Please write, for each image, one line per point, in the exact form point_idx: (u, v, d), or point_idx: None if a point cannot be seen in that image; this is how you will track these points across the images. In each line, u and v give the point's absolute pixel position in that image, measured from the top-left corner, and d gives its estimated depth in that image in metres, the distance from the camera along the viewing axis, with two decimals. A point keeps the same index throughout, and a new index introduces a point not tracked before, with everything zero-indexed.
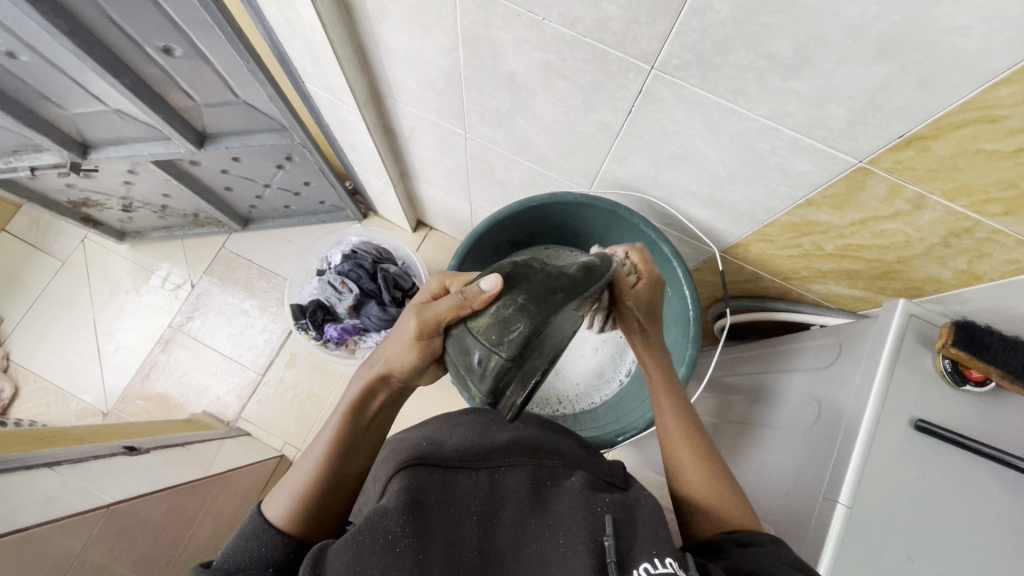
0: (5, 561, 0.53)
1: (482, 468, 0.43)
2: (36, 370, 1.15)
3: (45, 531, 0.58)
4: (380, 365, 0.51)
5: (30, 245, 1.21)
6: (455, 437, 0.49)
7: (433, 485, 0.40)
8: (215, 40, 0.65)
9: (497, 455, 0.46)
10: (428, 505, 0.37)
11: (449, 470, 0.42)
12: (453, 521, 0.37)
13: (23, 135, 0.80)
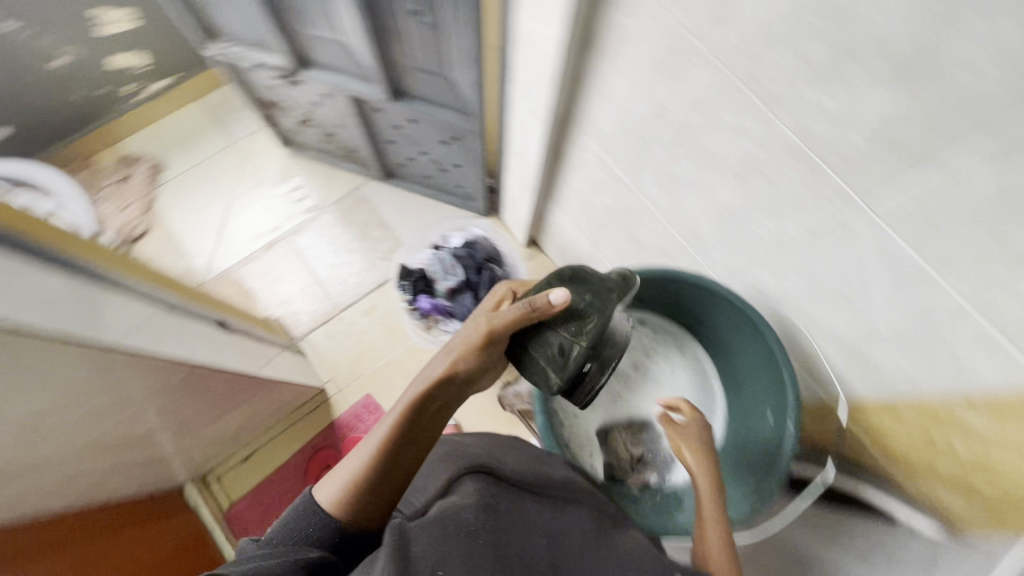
0: (108, 371, 0.59)
1: (533, 481, 0.58)
2: (167, 220, 1.28)
3: (142, 361, 0.63)
4: (444, 368, 0.57)
5: (213, 119, 1.36)
6: (506, 456, 0.62)
7: (491, 492, 0.52)
8: (460, 22, 0.72)
9: (541, 492, 0.57)
10: (486, 508, 0.49)
11: (503, 484, 0.55)
12: (511, 512, 0.50)
13: (266, 33, 0.91)
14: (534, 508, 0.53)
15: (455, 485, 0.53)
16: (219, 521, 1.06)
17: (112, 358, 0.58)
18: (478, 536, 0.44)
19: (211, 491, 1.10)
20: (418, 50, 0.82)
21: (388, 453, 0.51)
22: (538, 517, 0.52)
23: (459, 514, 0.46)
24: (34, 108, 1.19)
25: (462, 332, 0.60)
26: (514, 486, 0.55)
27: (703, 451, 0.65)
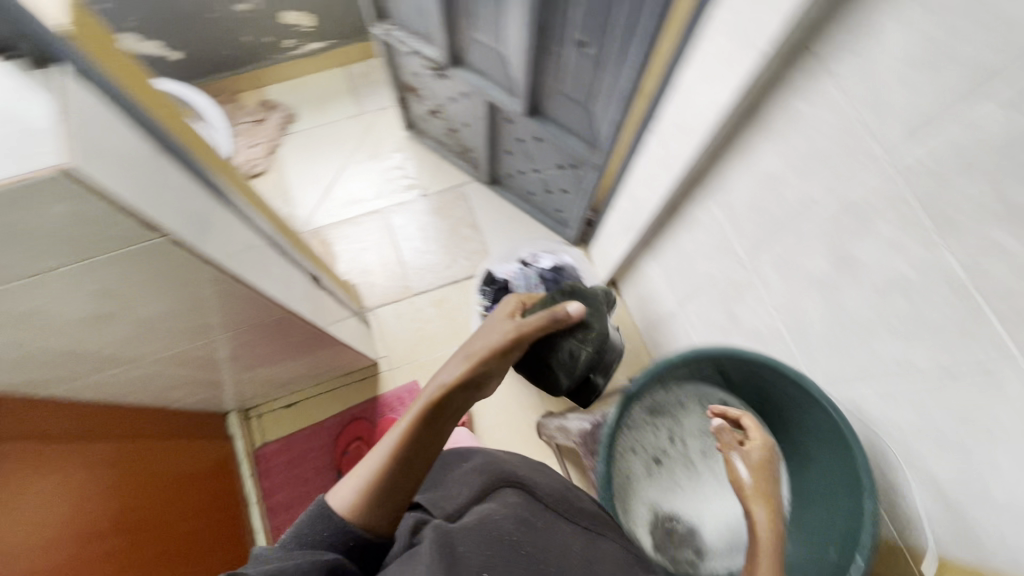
0: (225, 298, 0.61)
1: (568, 505, 0.61)
2: (285, 168, 1.37)
3: (257, 298, 0.65)
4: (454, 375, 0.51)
5: (351, 87, 1.45)
6: (539, 477, 0.65)
7: (527, 507, 0.57)
8: (624, 63, 0.73)
9: (575, 513, 0.61)
10: (522, 521, 0.53)
11: (539, 500, 0.59)
12: (545, 529, 0.55)
13: (432, 26, 0.95)
14: (564, 523, 0.58)
15: (495, 493, 0.59)
16: (248, 457, 1.11)
17: (234, 290, 0.60)
18: (513, 546, 0.50)
19: (249, 426, 1.14)
20: (571, 79, 0.84)
21: (395, 462, 0.49)
22: (570, 539, 0.56)
23: (496, 526, 0.51)
24: (205, 40, 1.28)
25: (479, 339, 0.55)
26: (549, 504, 0.60)
27: (760, 459, 0.55)
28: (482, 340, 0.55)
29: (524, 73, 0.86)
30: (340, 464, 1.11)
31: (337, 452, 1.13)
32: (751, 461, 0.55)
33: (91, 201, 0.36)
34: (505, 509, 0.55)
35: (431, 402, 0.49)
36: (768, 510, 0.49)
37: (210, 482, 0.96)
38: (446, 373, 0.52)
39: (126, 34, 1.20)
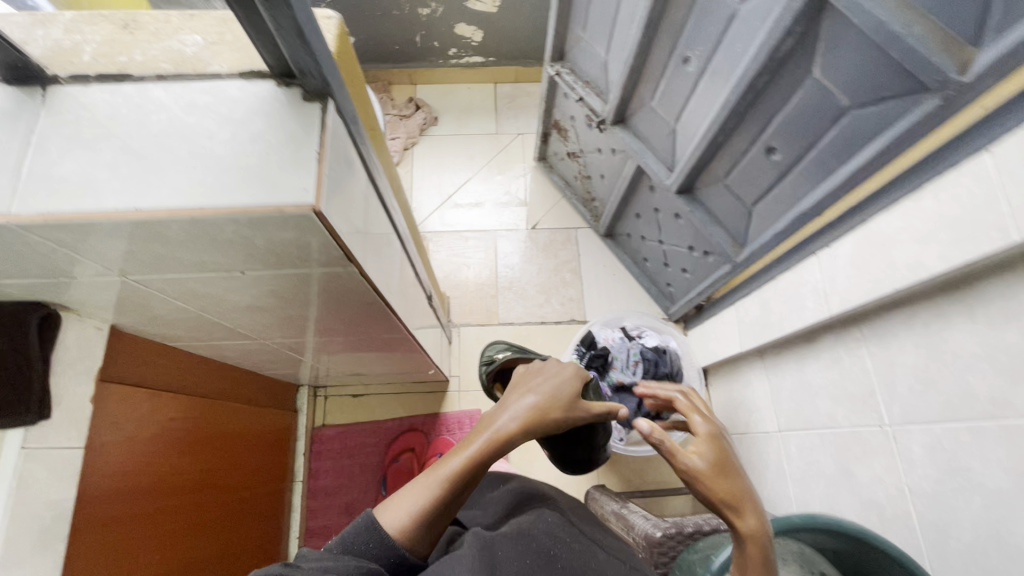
0: (366, 317, 0.62)
1: (606, 538, 0.53)
2: (414, 168, 1.41)
3: (390, 321, 0.66)
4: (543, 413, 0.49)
5: (496, 106, 1.47)
6: (572, 506, 0.59)
7: (566, 525, 0.49)
8: (814, 184, 0.68)
9: (623, 548, 0.52)
10: (558, 537, 0.46)
11: (578, 524, 0.51)
12: (587, 550, 0.46)
13: (610, 82, 0.94)
14: (612, 549, 0.49)
15: (528, 511, 0.52)
16: (306, 434, 1.13)
17: (381, 312, 0.61)
18: (556, 560, 0.42)
19: (313, 403, 1.17)
20: (740, 179, 0.80)
21: (460, 489, 0.44)
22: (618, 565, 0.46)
23: (531, 540, 0.44)
24: (379, 32, 1.34)
25: (550, 390, 0.51)
26: (591, 531, 0.51)
27: (716, 451, 0.45)
28: (553, 393, 0.51)
29: (693, 156, 0.83)
30: (386, 468, 1.12)
31: (388, 457, 1.14)
32: (701, 459, 0.45)
33: (306, 233, 0.36)
34: (543, 523, 0.47)
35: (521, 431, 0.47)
36: (750, 521, 0.41)
37: (269, 452, 0.98)
38: (517, 414, 0.48)
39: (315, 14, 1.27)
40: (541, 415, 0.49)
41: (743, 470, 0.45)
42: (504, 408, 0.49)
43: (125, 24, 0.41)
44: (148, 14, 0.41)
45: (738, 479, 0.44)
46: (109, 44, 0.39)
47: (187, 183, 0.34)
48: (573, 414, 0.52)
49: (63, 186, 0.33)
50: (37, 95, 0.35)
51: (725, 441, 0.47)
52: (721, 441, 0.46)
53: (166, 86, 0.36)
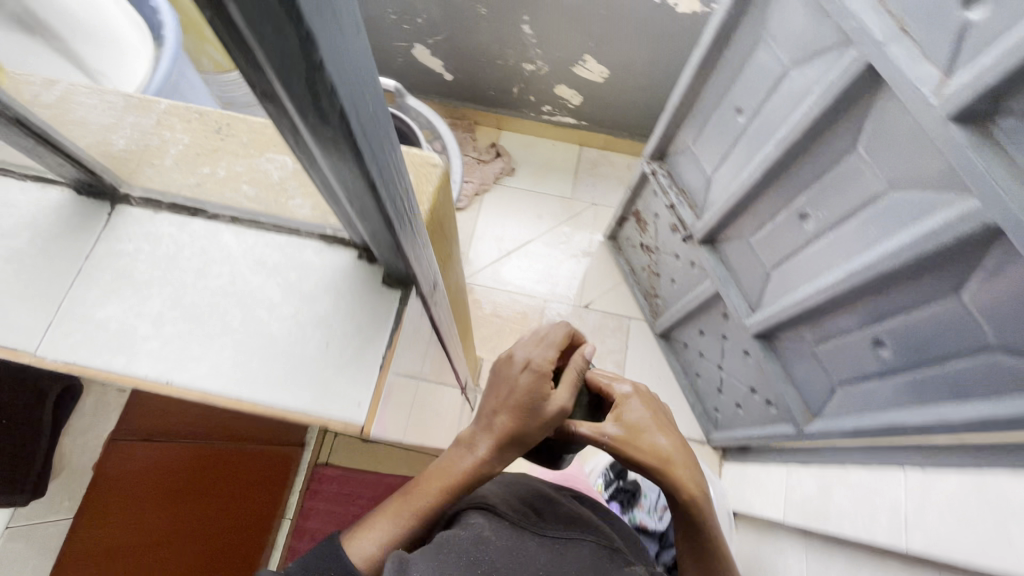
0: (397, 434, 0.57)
1: (543, 515, 0.46)
2: (480, 215, 1.37)
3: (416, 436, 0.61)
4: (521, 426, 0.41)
5: (576, 169, 1.42)
6: (516, 485, 0.51)
7: (488, 524, 0.42)
8: (925, 399, 0.59)
9: (556, 519, 0.46)
10: (479, 543, 0.39)
11: (504, 512, 0.44)
12: (513, 549, 0.40)
13: (709, 202, 0.86)
14: (552, 545, 0.42)
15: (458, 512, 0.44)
16: (307, 470, 1.10)
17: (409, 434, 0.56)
18: None
19: (322, 439, 1.14)
20: (833, 354, 0.71)
21: (432, 515, 0.41)
22: (552, 552, 0.41)
23: (451, 554, 0.37)
24: (477, 76, 1.30)
25: (517, 389, 0.42)
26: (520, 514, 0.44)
27: (639, 419, 0.46)
28: (519, 392, 0.42)
29: (783, 311, 0.75)
30: None
31: None
32: (623, 429, 0.45)
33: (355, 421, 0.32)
34: (459, 535, 0.40)
35: (497, 445, 0.41)
36: (683, 480, 0.45)
37: (263, 492, 0.94)
38: (488, 433, 0.42)
39: (420, 48, 1.24)
40: (515, 437, 0.41)
41: (669, 424, 0.48)
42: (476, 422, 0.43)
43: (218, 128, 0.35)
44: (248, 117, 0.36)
45: (661, 439, 0.45)
46: (195, 151, 0.34)
47: (232, 362, 0.29)
48: (557, 415, 0.42)
49: (100, 333, 0.29)
50: (104, 211, 0.32)
51: (648, 400, 0.48)
52: (642, 404, 0.47)
53: (239, 231, 0.32)
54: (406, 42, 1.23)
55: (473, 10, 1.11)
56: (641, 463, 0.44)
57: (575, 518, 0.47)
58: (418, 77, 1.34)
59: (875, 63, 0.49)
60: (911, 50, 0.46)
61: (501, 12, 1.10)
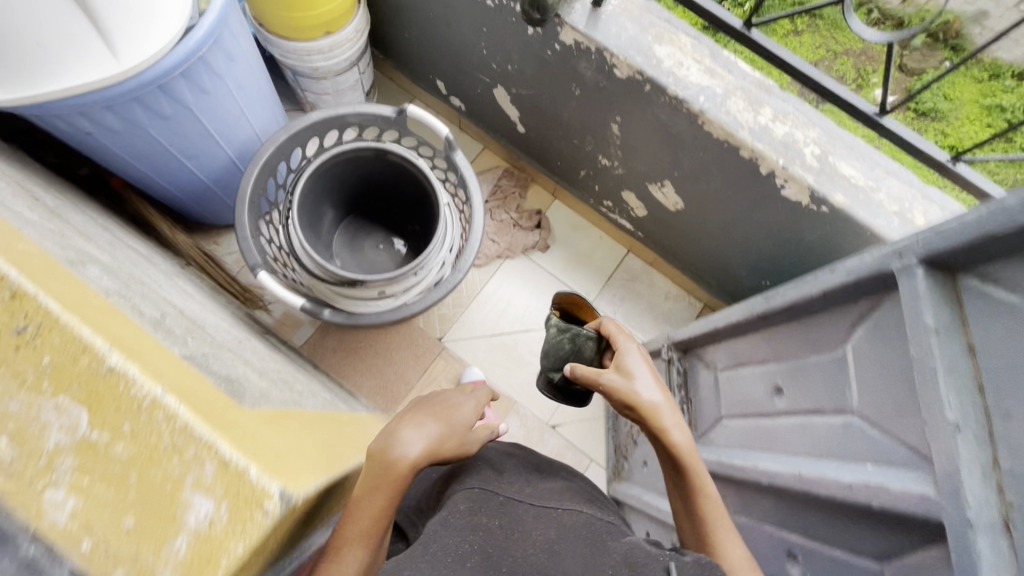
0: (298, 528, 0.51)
1: (529, 491, 0.59)
2: (492, 280, 1.26)
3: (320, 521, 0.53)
4: (438, 433, 0.59)
5: (609, 274, 1.29)
6: (512, 468, 0.64)
7: (477, 509, 0.53)
8: None
9: (537, 496, 0.57)
10: (476, 526, 0.51)
11: (494, 491, 0.57)
12: (508, 524, 0.52)
13: (706, 438, 0.72)
14: (538, 515, 0.54)
15: (456, 493, 0.57)
16: None
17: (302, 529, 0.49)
18: (496, 558, 0.49)
19: None
20: None
21: (385, 506, 0.52)
22: (535, 521, 0.53)
23: (456, 536, 0.50)
24: (549, 142, 1.17)
25: (453, 424, 0.62)
26: (510, 492, 0.57)
27: (630, 366, 0.65)
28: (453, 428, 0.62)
29: None
30: None
31: None
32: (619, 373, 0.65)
33: None
34: (459, 518, 0.52)
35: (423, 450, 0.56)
36: (664, 422, 0.59)
37: None
38: (413, 442, 0.56)
39: (501, 90, 1.11)
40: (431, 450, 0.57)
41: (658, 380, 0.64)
42: (403, 425, 0.58)
43: (23, 325, 0.28)
44: (74, 326, 0.28)
45: (647, 385, 0.62)
46: None
47: None
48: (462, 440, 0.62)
49: None
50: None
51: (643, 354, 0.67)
52: (638, 355, 0.66)
53: None
54: (489, 79, 1.11)
55: (565, 85, 0.97)
56: (626, 397, 0.62)
57: (553, 494, 0.59)
58: (491, 113, 1.21)
59: (946, 530, 0.35)
60: (1001, 559, 0.32)
61: (593, 100, 0.96)
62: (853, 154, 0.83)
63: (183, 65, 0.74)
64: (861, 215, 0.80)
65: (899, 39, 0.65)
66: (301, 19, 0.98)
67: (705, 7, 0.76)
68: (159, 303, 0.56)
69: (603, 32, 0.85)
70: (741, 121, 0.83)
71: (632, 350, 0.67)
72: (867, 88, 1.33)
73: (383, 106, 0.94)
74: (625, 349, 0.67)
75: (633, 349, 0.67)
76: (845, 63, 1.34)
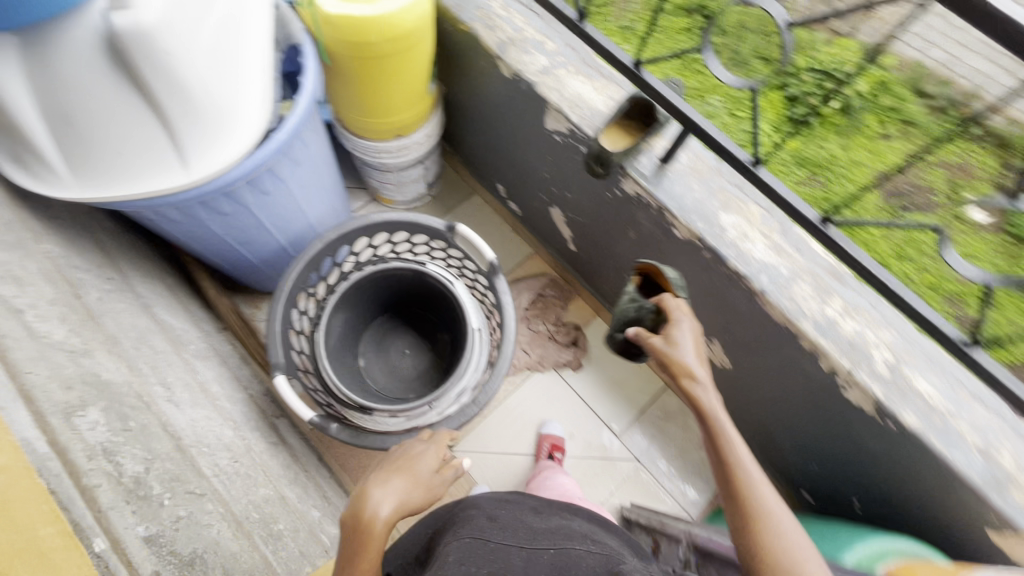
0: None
1: (522, 529, 0.66)
2: (517, 393, 1.19)
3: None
4: (403, 485, 0.70)
5: (642, 408, 1.20)
6: (501, 510, 0.70)
7: (466, 561, 0.58)
8: None
9: (528, 536, 0.64)
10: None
11: (483, 538, 0.62)
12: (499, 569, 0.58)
13: None
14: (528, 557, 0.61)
15: (443, 539, 0.63)
16: None
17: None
18: None
19: None
20: None
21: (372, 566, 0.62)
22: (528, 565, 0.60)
23: None
24: (598, 266, 1.13)
25: (418, 474, 0.73)
26: (497, 538, 0.62)
27: (677, 334, 0.66)
28: (419, 478, 0.73)
29: None
30: None
31: None
32: (664, 339, 0.66)
33: None
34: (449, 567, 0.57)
35: (393, 504, 0.67)
36: (701, 394, 0.62)
37: None
38: (383, 503, 0.67)
39: (557, 210, 1.09)
40: (399, 505, 0.68)
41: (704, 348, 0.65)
42: (374, 485, 0.69)
43: None
44: None
45: (691, 352, 0.64)
46: None
47: None
48: (427, 488, 0.73)
49: None
50: None
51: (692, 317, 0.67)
52: (685, 321, 0.66)
53: None
54: (547, 198, 1.09)
55: (622, 226, 0.94)
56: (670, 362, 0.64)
57: (545, 530, 0.67)
58: (544, 225, 1.19)
59: None
60: None
61: (649, 247, 0.91)
62: (933, 366, 0.73)
63: (248, 174, 0.76)
64: (934, 443, 0.70)
65: (1000, 284, 0.59)
66: (375, 122, 1.00)
67: (780, 193, 0.71)
68: (155, 440, 0.55)
69: (667, 191, 0.81)
70: (805, 310, 0.76)
71: (682, 317, 0.67)
72: (958, 201, 1.19)
73: (435, 218, 0.94)
74: (678, 321, 0.67)
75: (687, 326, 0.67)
76: (937, 173, 1.21)
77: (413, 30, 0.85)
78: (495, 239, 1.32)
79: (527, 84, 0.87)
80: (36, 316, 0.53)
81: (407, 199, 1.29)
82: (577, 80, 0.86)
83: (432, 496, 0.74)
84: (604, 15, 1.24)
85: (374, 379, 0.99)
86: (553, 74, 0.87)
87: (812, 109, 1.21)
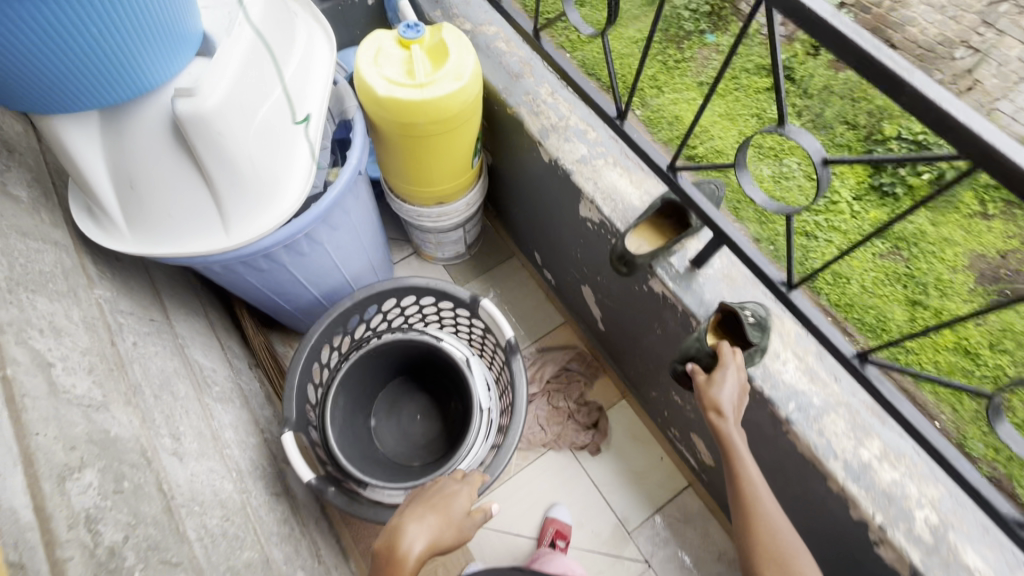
0: None
1: None
2: (528, 469, 1.15)
3: None
4: (437, 520, 0.69)
5: (661, 504, 1.12)
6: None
7: None
8: None
9: None
10: None
11: None
12: None
13: None
14: None
15: None
16: None
17: None
18: None
19: None
20: None
21: None
22: None
23: None
24: (625, 350, 1.09)
25: (453, 514, 0.71)
26: None
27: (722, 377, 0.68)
28: (452, 518, 0.71)
29: None
30: None
31: None
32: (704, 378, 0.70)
33: None
34: None
35: (427, 540, 0.67)
36: (724, 423, 0.69)
37: None
38: (416, 539, 0.67)
39: (588, 289, 1.08)
40: (430, 543, 0.68)
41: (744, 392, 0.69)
42: (408, 519, 0.69)
43: None
44: None
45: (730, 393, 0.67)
46: None
47: None
48: (460, 527, 0.71)
49: None
50: None
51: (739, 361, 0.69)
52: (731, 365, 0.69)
53: None
54: (579, 276, 1.08)
55: (649, 320, 0.90)
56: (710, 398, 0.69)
57: None
58: (576, 300, 1.17)
59: None
60: None
61: (675, 346, 0.87)
62: (987, 538, 0.63)
63: (282, 240, 0.81)
64: None
65: None
66: (419, 190, 1.04)
67: (814, 321, 0.66)
68: (146, 501, 0.57)
69: (695, 296, 0.78)
70: (836, 448, 0.69)
71: (729, 361, 0.69)
72: None
73: (462, 289, 0.95)
74: (726, 367, 0.69)
75: (733, 374, 0.69)
76: None
77: (459, 113, 0.89)
78: (527, 305, 1.31)
79: (564, 171, 0.88)
80: (63, 369, 0.58)
81: (446, 257, 1.32)
82: (614, 172, 0.86)
83: (467, 534, 0.73)
84: (682, 70, 1.26)
85: (383, 443, 0.99)
86: (591, 164, 0.87)
87: (903, 183, 1.09)
